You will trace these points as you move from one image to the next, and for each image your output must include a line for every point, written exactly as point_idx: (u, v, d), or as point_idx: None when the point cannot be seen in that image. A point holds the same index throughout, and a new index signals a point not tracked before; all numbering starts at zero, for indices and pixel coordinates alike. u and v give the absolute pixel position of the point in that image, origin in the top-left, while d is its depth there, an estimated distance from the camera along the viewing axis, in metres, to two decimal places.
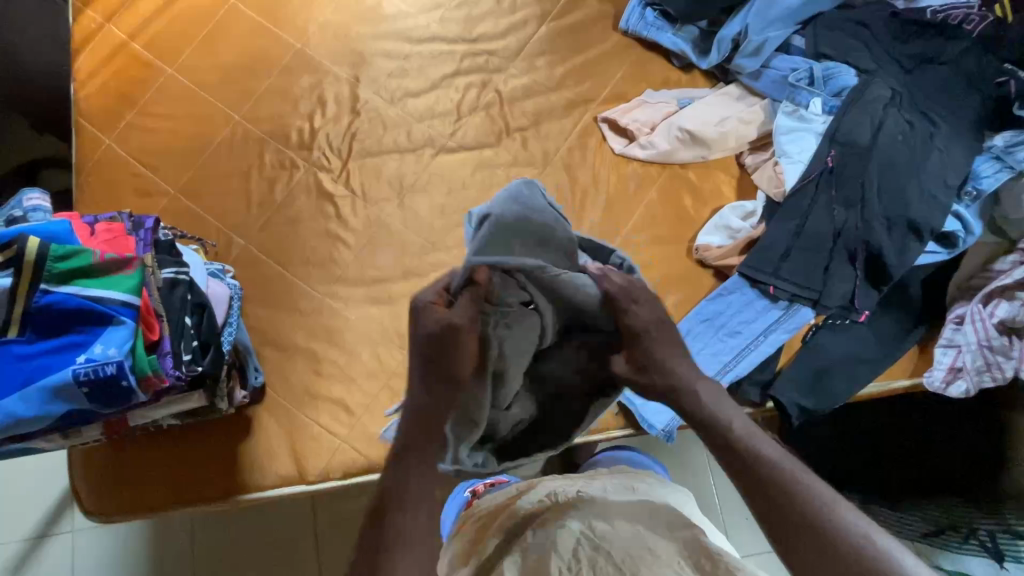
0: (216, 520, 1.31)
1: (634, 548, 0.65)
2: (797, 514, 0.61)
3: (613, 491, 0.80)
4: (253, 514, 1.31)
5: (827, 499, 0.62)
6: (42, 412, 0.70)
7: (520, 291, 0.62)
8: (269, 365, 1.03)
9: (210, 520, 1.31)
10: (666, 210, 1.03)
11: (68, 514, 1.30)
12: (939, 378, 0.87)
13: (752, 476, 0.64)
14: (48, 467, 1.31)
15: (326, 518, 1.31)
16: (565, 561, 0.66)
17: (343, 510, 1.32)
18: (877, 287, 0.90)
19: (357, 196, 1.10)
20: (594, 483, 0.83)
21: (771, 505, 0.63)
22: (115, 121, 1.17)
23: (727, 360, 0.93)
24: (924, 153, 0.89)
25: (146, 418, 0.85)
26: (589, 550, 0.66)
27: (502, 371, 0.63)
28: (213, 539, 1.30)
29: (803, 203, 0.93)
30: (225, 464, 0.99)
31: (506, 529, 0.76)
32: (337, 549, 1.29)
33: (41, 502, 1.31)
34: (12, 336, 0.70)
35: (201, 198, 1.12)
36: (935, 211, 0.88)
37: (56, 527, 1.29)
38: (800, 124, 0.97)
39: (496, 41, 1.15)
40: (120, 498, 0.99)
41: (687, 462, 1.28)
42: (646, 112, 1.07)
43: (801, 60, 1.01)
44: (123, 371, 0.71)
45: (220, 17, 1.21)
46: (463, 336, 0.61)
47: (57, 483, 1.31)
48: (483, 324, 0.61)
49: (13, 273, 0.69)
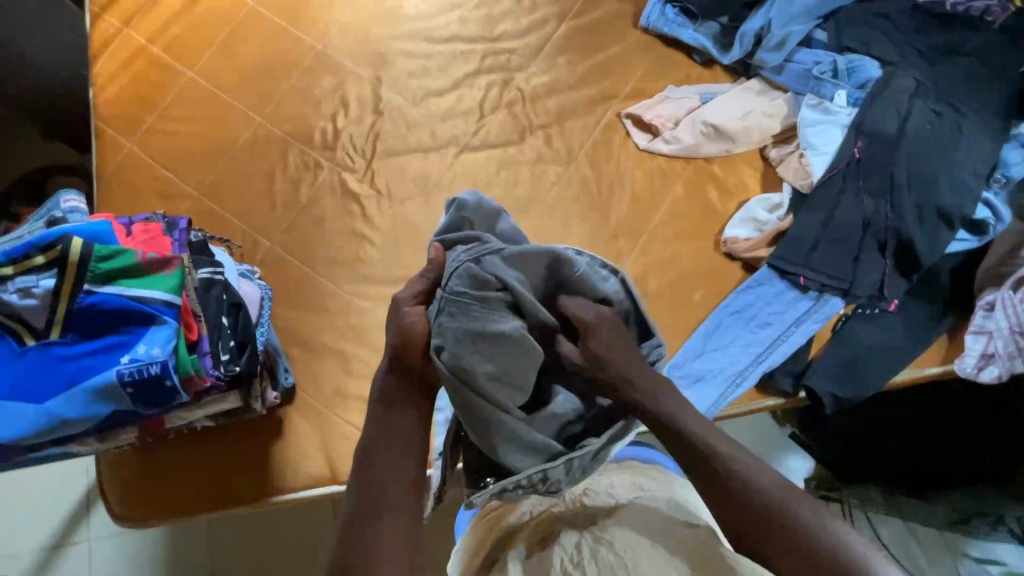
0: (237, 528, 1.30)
1: (635, 542, 0.71)
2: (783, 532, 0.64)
3: (618, 488, 0.84)
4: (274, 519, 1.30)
5: (800, 510, 0.65)
6: (86, 412, 0.70)
7: (478, 286, 0.66)
8: (298, 366, 1.02)
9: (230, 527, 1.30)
10: (693, 204, 1.04)
11: (89, 517, 1.29)
12: (971, 363, 0.88)
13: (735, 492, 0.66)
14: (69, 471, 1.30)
15: None
16: (569, 555, 0.72)
17: None
18: (905, 276, 0.92)
19: (382, 195, 1.09)
20: (603, 478, 0.87)
21: (745, 517, 0.65)
22: (134, 124, 1.16)
23: (759, 351, 0.94)
24: (953, 142, 0.91)
25: (182, 420, 0.84)
26: (590, 546, 0.71)
27: (465, 361, 0.64)
28: (235, 546, 1.29)
29: (831, 193, 0.95)
30: (256, 467, 0.98)
31: (512, 525, 0.82)
32: None
33: (56, 512, 1.29)
34: (55, 337, 0.71)
35: (223, 200, 1.10)
36: (966, 198, 0.90)
37: (78, 531, 1.28)
38: (824, 117, 0.99)
39: (517, 40, 1.16)
40: (149, 504, 0.97)
41: None
42: (669, 108, 1.08)
43: (823, 54, 1.03)
44: (167, 370, 0.71)
45: (240, 19, 1.21)
46: (416, 319, 0.68)
47: (75, 488, 1.31)
48: (445, 318, 0.66)
49: (58, 273, 0.70)
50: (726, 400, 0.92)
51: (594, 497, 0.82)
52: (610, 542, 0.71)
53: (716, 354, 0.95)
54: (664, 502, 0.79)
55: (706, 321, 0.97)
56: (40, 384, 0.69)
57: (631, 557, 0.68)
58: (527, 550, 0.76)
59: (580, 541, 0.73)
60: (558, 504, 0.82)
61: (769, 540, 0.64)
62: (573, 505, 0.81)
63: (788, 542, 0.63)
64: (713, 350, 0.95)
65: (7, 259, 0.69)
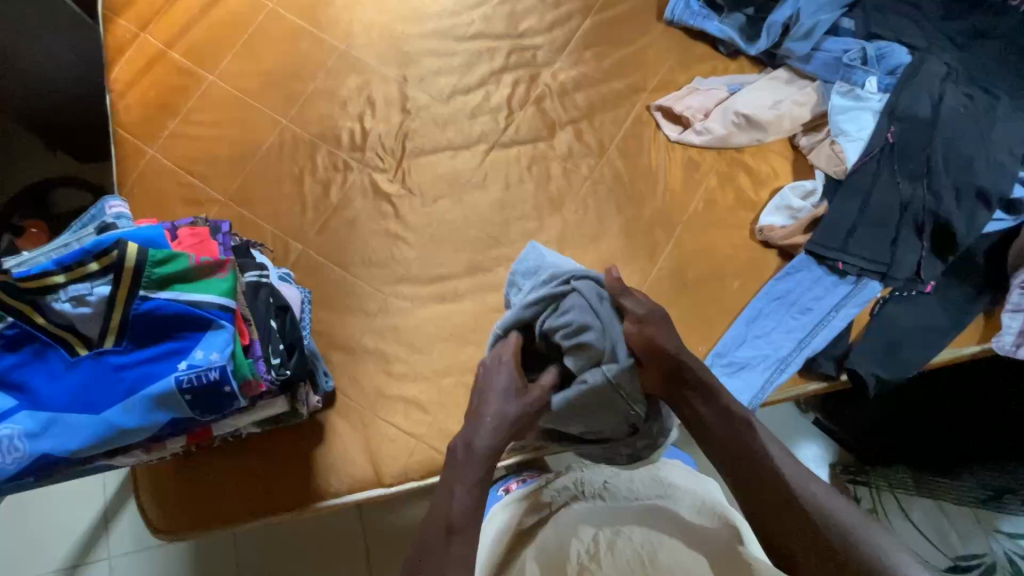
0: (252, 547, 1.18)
1: (653, 537, 0.80)
2: (792, 509, 0.69)
3: (640, 484, 0.86)
4: (292, 535, 1.19)
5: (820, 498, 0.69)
6: (144, 421, 0.69)
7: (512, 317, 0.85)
8: (338, 369, 0.99)
9: (247, 546, 1.18)
10: (726, 193, 1.05)
11: (102, 540, 1.18)
12: (1009, 341, 0.90)
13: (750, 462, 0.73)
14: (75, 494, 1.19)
15: (374, 531, 1.19)
16: (585, 546, 0.80)
17: (388, 524, 1.20)
18: (942, 257, 0.94)
19: (415, 194, 1.08)
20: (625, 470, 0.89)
21: (773, 509, 0.70)
22: (156, 130, 1.14)
23: (801, 336, 0.95)
24: (988, 124, 0.94)
25: (230, 427, 0.81)
26: (608, 537, 0.80)
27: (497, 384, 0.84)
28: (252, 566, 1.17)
29: (866, 177, 0.97)
30: (300, 472, 0.94)
31: (535, 521, 0.84)
32: (387, 566, 1.17)
33: (67, 540, 1.18)
34: (110, 346, 0.70)
35: (253, 204, 1.09)
36: (1003, 178, 0.92)
37: (90, 555, 1.17)
38: (855, 104, 1.02)
39: (542, 36, 1.16)
40: (189, 512, 0.93)
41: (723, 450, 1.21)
42: (698, 99, 1.09)
43: (852, 42, 1.06)
44: (226, 375, 0.70)
45: (260, 22, 1.19)
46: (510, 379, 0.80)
47: (83, 514, 1.19)
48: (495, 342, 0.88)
49: (113, 280, 0.69)
50: (772, 385, 0.93)
51: (615, 495, 0.86)
52: (626, 536, 0.80)
53: (759, 341, 0.95)
54: (689, 505, 0.82)
55: (747, 308, 0.97)
56: (98, 393, 0.69)
57: (648, 551, 0.78)
58: (542, 546, 0.81)
59: (598, 533, 0.82)
60: (579, 497, 0.86)
61: (774, 513, 0.70)
62: (595, 500, 0.86)
63: (792, 516, 0.69)
64: (755, 336, 0.96)
65: (57, 266, 0.68)
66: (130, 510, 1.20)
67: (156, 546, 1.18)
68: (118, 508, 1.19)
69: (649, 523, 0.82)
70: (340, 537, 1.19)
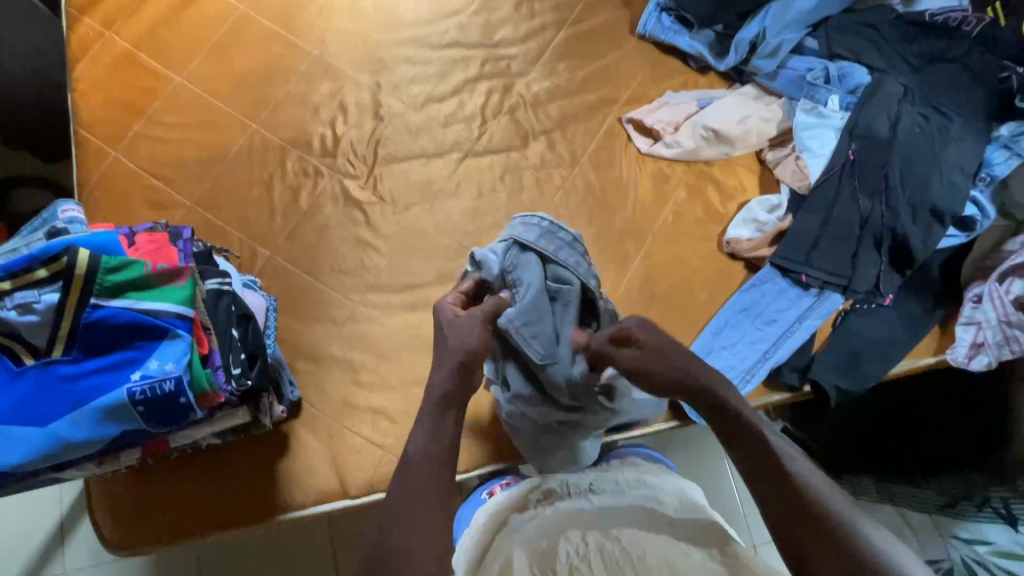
0: (218, 556, 1.14)
1: (642, 537, 0.68)
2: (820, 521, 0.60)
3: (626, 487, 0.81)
4: (260, 546, 1.15)
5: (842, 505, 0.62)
6: (95, 434, 0.68)
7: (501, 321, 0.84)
8: (304, 378, 0.97)
9: (212, 557, 1.14)
10: (695, 206, 1.07)
11: (57, 555, 1.13)
12: (962, 353, 0.93)
13: (776, 470, 0.65)
14: (30, 505, 1.14)
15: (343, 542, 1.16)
16: (574, 545, 0.68)
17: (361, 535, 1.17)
18: (899, 270, 0.97)
19: (386, 202, 1.07)
20: (609, 475, 0.85)
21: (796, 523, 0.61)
22: (120, 131, 1.11)
23: (765, 348, 0.96)
24: (942, 143, 0.98)
25: (188, 438, 0.79)
26: (597, 539, 0.69)
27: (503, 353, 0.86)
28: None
29: (828, 193, 1.00)
30: (262, 482, 0.91)
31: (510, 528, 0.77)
32: None
33: (19, 554, 1.13)
34: (58, 356, 0.68)
35: (219, 209, 1.06)
36: (956, 197, 0.96)
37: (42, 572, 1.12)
38: (819, 121, 1.05)
39: (517, 46, 1.17)
40: (146, 526, 0.89)
41: (697, 457, 1.21)
42: (669, 113, 1.12)
43: (815, 61, 1.10)
44: (182, 386, 0.69)
45: (232, 24, 1.17)
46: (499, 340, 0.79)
47: (38, 527, 1.13)
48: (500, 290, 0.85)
49: (62, 287, 0.67)
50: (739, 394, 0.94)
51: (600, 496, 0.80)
52: (616, 538, 0.69)
53: (724, 352, 0.97)
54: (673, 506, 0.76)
55: (717, 316, 0.99)
56: (43, 403, 0.67)
57: (637, 551, 0.66)
58: (525, 541, 0.71)
59: (586, 535, 0.70)
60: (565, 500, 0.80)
61: (800, 529, 0.61)
62: (578, 502, 0.79)
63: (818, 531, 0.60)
64: (722, 347, 0.97)
65: (4, 272, 0.66)
66: (88, 523, 1.15)
67: (114, 561, 1.13)
68: (74, 521, 1.14)
69: (641, 524, 0.72)
70: (310, 549, 1.16)
